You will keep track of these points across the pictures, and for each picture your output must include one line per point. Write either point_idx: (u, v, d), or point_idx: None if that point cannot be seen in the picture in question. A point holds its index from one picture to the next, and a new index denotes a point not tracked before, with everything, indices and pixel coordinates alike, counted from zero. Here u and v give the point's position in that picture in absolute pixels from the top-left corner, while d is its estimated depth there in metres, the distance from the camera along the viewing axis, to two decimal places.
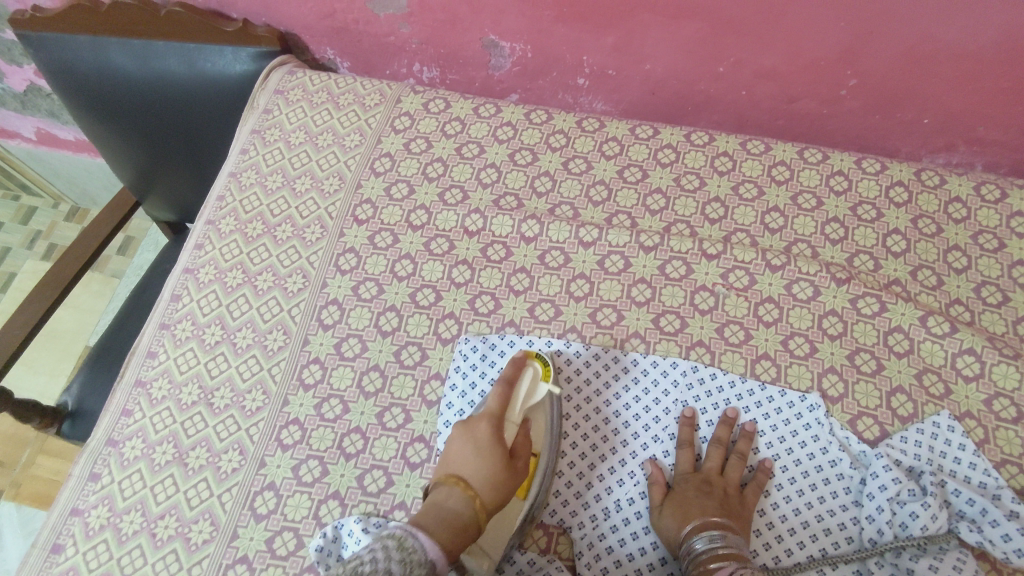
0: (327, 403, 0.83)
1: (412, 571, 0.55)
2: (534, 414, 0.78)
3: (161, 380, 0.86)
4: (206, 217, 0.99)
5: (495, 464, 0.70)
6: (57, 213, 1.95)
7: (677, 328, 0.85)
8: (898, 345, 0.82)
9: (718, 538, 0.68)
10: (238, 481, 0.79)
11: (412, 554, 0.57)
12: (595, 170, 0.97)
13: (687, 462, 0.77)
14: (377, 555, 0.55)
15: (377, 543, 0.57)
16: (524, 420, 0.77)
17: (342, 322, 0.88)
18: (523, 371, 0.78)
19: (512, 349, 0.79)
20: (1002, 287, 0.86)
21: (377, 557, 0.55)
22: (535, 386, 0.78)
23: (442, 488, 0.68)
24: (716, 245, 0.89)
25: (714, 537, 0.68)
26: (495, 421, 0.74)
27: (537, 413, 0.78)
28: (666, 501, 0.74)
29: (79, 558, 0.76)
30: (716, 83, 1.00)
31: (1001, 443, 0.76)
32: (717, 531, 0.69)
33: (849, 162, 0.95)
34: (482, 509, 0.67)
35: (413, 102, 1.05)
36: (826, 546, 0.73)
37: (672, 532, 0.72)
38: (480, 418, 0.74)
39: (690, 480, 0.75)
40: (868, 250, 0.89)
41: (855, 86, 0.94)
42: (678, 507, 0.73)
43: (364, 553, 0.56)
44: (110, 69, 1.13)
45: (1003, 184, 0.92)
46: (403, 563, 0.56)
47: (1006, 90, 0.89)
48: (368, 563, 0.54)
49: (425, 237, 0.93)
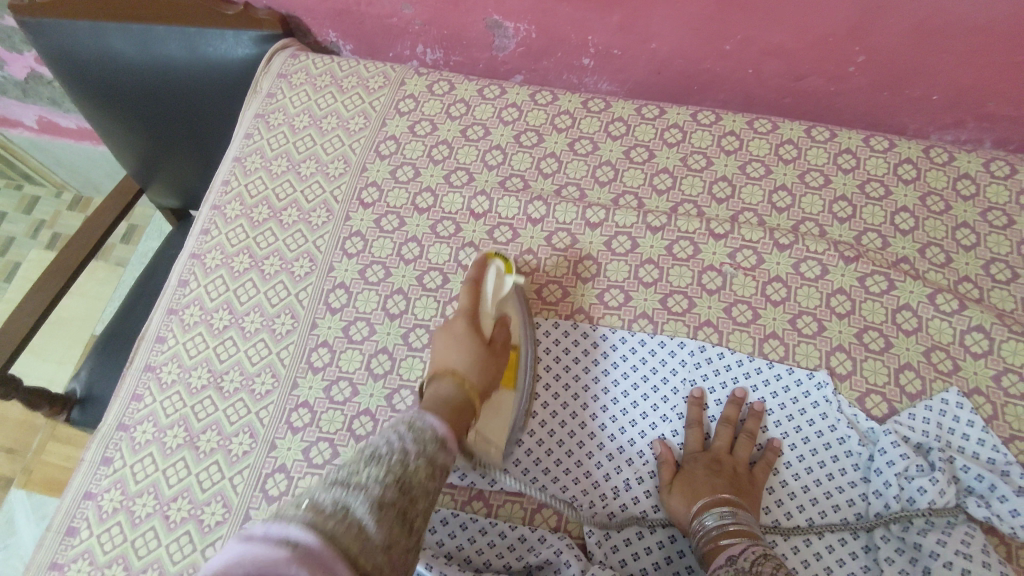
0: (336, 386, 0.83)
1: (427, 451, 0.53)
2: (506, 310, 0.81)
3: (170, 365, 0.87)
4: (211, 202, 0.99)
5: (477, 351, 0.74)
6: (61, 202, 1.95)
7: (685, 308, 0.85)
8: (906, 322, 0.82)
9: (729, 515, 0.68)
10: (250, 464, 0.79)
11: (405, 469, 0.50)
12: (601, 151, 0.97)
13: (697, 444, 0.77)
14: (368, 475, 0.49)
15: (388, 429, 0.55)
16: (498, 319, 0.79)
17: (350, 305, 0.88)
18: (487, 269, 0.82)
19: (467, 313, 0.77)
20: (1012, 264, 0.86)
21: (393, 438, 0.53)
22: (501, 281, 0.82)
23: (435, 383, 0.68)
24: (724, 225, 0.89)
25: (723, 514, 0.68)
26: (470, 318, 0.77)
27: (509, 305, 0.82)
28: (676, 479, 0.75)
29: (94, 540, 0.77)
30: (722, 62, 0.99)
31: (1010, 418, 0.76)
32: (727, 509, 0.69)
33: (857, 140, 0.95)
34: (473, 393, 0.69)
35: (417, 84, 1.04)
36: (835, 522, 0.73)
37: (681, 510, 0.72)
38: (455, 318, 0.77)
39: (698, 459, 0.76)
40: (877, 228, 0.89)
41: (863, 63, 0.93)
42: (688, 484, 0.73)
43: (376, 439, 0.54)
44: (111, 55, 1.12)
45: (1012, 160, 0.92)
46: (417, 438, 0.54)
47: (1015, 64, 0.88)
48: (382, 447, 0.52)
49: (431, 220, 0.93)
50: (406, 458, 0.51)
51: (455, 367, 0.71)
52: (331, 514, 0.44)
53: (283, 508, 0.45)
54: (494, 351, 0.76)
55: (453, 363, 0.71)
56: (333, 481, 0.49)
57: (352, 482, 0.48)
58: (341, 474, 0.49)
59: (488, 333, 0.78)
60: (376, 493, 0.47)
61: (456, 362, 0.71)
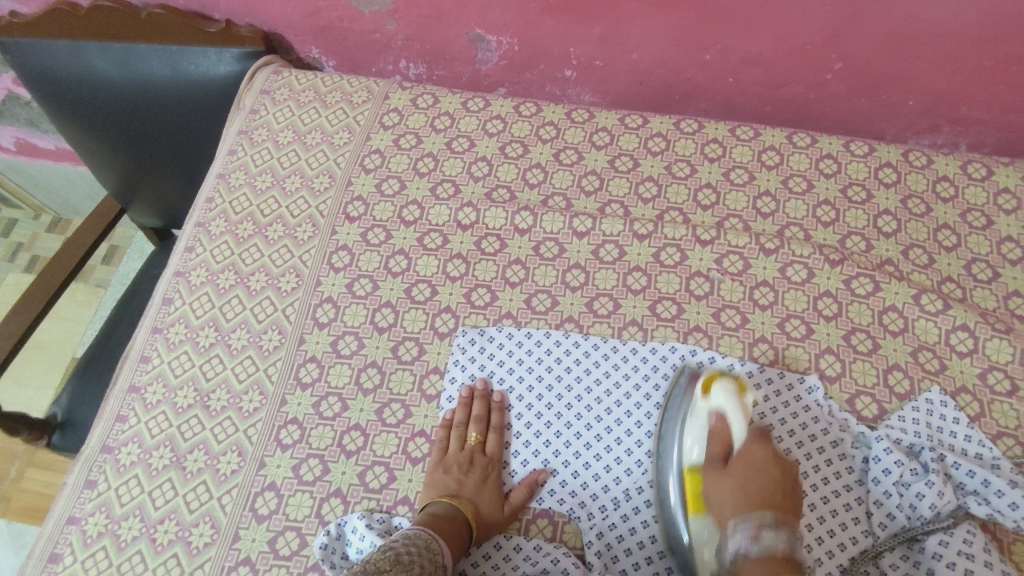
0: (325, 401, 0.82)
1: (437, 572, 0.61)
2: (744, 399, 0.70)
3: (155, 384, 0.85)
4: (195, 219, 0.98)
5: (472, 460, 0.76)
6: (39, 225, 1.91)
7: (674, 314, 0.85)
8: (892, 323, 0.83)
9: (784, 534, 0.58)
10: (238, 483, 0.78)
11: None
12: (586, 160, 0.97)
13: (767, 457, 0.65)
14: None
15: (406, 539, 0.63)
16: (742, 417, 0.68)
17: (338, 319, 0.87)
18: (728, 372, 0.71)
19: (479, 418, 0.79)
20: (992, 264, 0.87)
21: (415, 551, 0.61)
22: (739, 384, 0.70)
23: (440, 500, 0.71)
24: (710, 231, 0.89)
25: (771, 540, 0.58)
26: (483, 423, 0.79)
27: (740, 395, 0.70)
28: (721, 487, 0.65)
29: (78, 566, 0.75)
30: (702, 71, 1.01)
31: (997, 416, 0.77)
32: (787, 531, 0.59)
33: (837, 145, 0.96)
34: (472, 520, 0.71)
35: (401, 98, 1.04)
36: (836, 529, 0.72)
37: (733, 513, 0.62)
38: (469, 424, 0.78)
39: (750, 473, 0.64)
40: (860, 231, 0.90)
41: (840, 70, 0.95)
42: (733, 496, 0.63)
43: (398, 546, 0.62)
44: (92, 74, 1.11)
45: (989, 162, 0.94)
46: (431, 558, 0.62)
47: (988, 69, 0.90)
48: (405, 556, 0.60)
49: (419, 232, 0.93)
50: (424, 572, 0.60)
51: (455, 491, 0.73)
52: None
53: None
54: (482, 465, 0.76)
55: (457, 484, 0.73)
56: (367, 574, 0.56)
57: None
58: (374, 569, 0.57)
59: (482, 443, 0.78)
60: None
61: (458, 482, 0.74)
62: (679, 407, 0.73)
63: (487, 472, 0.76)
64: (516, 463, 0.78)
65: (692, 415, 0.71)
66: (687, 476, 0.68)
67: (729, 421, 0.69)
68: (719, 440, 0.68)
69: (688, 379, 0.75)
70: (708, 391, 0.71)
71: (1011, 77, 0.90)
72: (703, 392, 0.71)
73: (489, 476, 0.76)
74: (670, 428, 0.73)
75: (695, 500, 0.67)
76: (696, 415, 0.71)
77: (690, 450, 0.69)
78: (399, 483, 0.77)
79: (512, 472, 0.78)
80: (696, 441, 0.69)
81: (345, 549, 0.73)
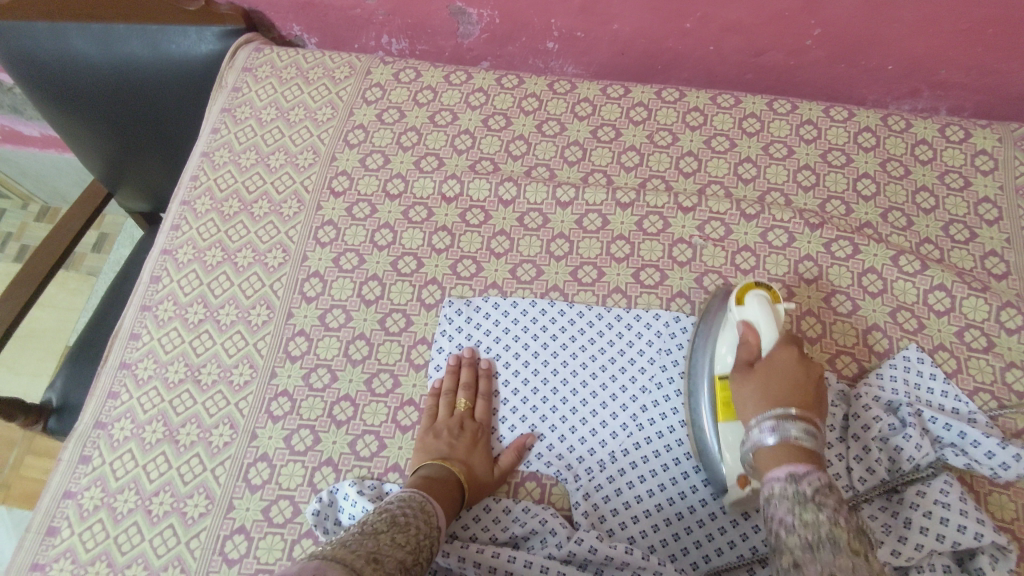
0: (314, 373, 0.83)
1: (431, 532, 0.62)
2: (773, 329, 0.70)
3: (146, 361, 0.86)
4: (181, 198, 0.98)
5: (462, 425, 0.77)
6: (28, 214, 1.90)
7: (658, 281, 0.86)
8: (872, 285, 0.84)
9: (805, 430, 0.57)
10: (231, 455, 0.79)
11: (418, 543, 0.59)
12: (569, 131, 0.98)
13: (790, 360, 0.64)
14: (395, 539, 0.57)
15: (402, 501, 0.65)
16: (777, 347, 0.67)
17: (325, 293, 0.88)
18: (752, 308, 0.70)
19: (468, 386, 0.80)
20: (970, 224, 0.88)
21: (409, 512, 0.62)
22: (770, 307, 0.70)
23: (433, 464, 0.73)
24: (691, 198, 0.90)
25: (790, 430, 0.57)
26: (471, 390, 0.80)
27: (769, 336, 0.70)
28: (744, 384, 0.64)
29: (75, 539, 0.76)
30: (683, 40, 1.01)
31: (974, 371, 0.79)
32: (806, 427, 0.57)
33: (817, 110, 0.97)
34: (464, 482, 0.72)
35: (384, 73, 1.05)
36: None
37: (754, 411, 0.61)
38: (457, 392, 0.79)
39: (771, 377, 0.63)
40: (840, 195, 0.91)
41: (820, 36, 0.96)
42: (753, 399, 0.62)
43: (393, 507, 0.63)
44: (73, 55, 1.09)
45: (966, 125, 0.95)
46: (425, 519, 0.63)
47: (966, 32, 0.91)
48: (399, 517, 0.61)
49: (404, 206, 0.93)
50: (418, 532, 0.61)
51: (446, 455, 0.74)
52: (358, 552, 0.53)
53: (322, 548, 0.53)
54: (471, 430, 0.77)
55: (449, 449, 0.75)
56: (361, 533, 0.57)
57: (379, 537, 0.57)
58: (368, 528, 0.58)
59: (471, 410, 0.79)
60: (398, 554, 0.56)
61: (449, 446, 0.75)
62: (714, 320, 0.75)
63: (477, 436, 0.77)
64: (503, 429, 0.80)
65: (727, 324, 0.72)
66: (716, 385, 0.70)
67: (759, 329, 0.68)
68: (747, 344, 0.68)
69: (720, 302, 0.77)
70: (742, 301, 0.70)
71: (988, 39, 0.91)
72: (737, 301, 0.71)
73: (478, 441, 0.77)
74: (702, 338, 0.76)
75: (725, 407, 0.69)
76: (730, 326, 0.72)
77: (723, 354, 0.70)
78: (389, 450, 0.78)
79: (500, 438, 0.79)
80: (729, 347, 0.70)
81: (338, 514, 0.74)
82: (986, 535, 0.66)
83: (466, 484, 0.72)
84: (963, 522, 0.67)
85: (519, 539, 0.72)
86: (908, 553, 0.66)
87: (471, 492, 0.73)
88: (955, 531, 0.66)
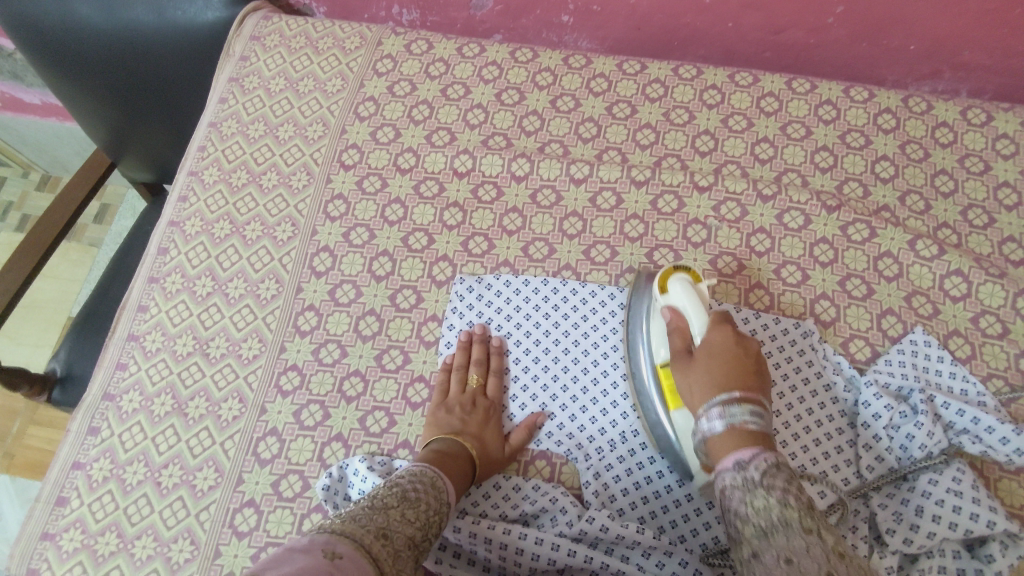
0: (324, 348, 0.82)
1: (440, 509, 0.62)
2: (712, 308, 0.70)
3: (155, 333, 0.86)
4: (188, 168, 0.96)
5: (473, 401, 0.77)
6: (28, 183, 1.88)
7: (671, 261, 0.85)
8: (887, 269, 0.83)
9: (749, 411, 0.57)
10: (240, 429, 0.79)
11: (426, 521, 0.59)
12: (583, 107, 0.96)
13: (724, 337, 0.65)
14: (403, 517, 0.57)
15: (415, 476, 0.64)
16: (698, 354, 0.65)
17: (335, 268, 0.87)
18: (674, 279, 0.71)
19: (480, 363, 0.79)
20: (988, 210, 0.87)
21: (421, 489, 0.62)
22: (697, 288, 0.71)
23: (445, 438, 0.72)
24: (707, 177, 0.89)
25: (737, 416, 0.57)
26: (482, 368, 0.79)
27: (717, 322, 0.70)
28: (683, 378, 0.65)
29: (85, 509, 0.76)
30: (701, 16, 0.99)
31: (987, 357, 0.79)
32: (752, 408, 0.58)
33: (837, 91, 0.95)
34: (475, 457, 0.72)
35: (394, 44, 1.02)
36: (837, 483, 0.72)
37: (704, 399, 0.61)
38: (469, 368, 0.79)
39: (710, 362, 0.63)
40: (857, 177, 0.90)
41: (842, 13, 0.93)
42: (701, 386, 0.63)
43: (406, 481, 0.62)
44: (75, 22, 1.06)
45: (988, 108, 0.93)
46: (437, 496, 0.63)
47: (991, 12, 0.89)
48: (411, 492, 0.60)
49: (414, 180, 0.92)
50: (427, 511, 0.60)
51: (458, 430, 0.73)
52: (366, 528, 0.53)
53: (328, 522, 0.52)
54: (483, 407, 0.77)
55: (460, 424, 0.74)
56: (371, 507, 0.56)
57: (388, 513, 0.56)
58: (379, 502, 0.57)
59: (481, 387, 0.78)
60: (405, 532, 0.55)
61: (461, 421, 0.74)
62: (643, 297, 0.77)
63: (488, 413, 0.77)
64: (514, 408, 0.79)
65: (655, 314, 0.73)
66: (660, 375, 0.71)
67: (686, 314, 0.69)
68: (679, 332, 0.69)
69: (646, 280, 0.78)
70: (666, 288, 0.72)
71: (1014, 20, 0.89)
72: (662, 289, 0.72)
73: (489, 419, 0.76)
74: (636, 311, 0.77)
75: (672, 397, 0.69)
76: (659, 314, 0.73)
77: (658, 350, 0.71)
78: (399, 427, 0.78)
79: (511, 415, 0.79)
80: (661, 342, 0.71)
81: (348, 489, 0.73)
82: (998, 523, 0.66)
83: (477, 460, 0.72)
84: (975, 510, 0.67)
85: (529, 516, 0.72)
86: (920, 542, 0.67)
87: (482, 467, 0.73)
88: (967, 518, 0.67)
